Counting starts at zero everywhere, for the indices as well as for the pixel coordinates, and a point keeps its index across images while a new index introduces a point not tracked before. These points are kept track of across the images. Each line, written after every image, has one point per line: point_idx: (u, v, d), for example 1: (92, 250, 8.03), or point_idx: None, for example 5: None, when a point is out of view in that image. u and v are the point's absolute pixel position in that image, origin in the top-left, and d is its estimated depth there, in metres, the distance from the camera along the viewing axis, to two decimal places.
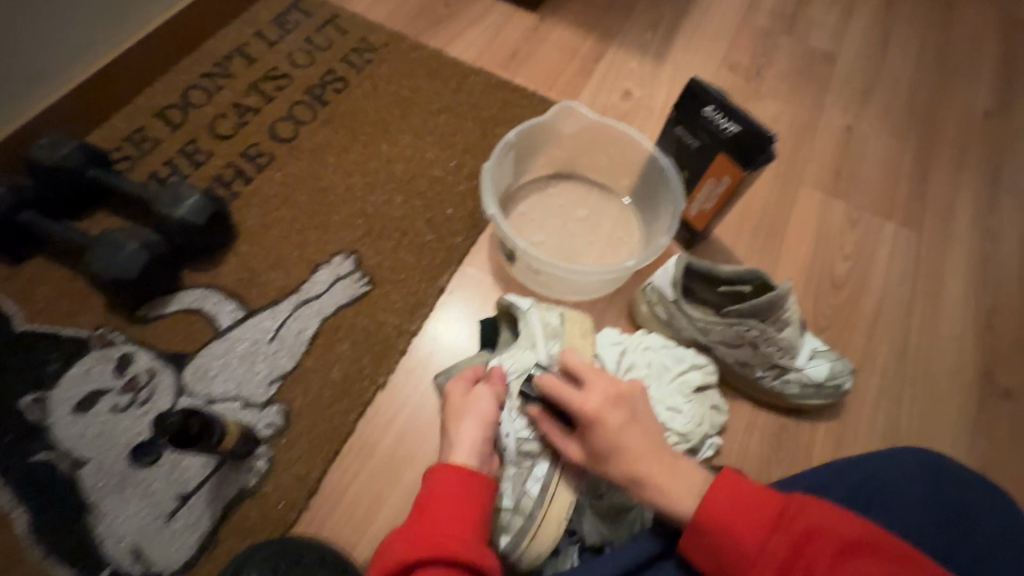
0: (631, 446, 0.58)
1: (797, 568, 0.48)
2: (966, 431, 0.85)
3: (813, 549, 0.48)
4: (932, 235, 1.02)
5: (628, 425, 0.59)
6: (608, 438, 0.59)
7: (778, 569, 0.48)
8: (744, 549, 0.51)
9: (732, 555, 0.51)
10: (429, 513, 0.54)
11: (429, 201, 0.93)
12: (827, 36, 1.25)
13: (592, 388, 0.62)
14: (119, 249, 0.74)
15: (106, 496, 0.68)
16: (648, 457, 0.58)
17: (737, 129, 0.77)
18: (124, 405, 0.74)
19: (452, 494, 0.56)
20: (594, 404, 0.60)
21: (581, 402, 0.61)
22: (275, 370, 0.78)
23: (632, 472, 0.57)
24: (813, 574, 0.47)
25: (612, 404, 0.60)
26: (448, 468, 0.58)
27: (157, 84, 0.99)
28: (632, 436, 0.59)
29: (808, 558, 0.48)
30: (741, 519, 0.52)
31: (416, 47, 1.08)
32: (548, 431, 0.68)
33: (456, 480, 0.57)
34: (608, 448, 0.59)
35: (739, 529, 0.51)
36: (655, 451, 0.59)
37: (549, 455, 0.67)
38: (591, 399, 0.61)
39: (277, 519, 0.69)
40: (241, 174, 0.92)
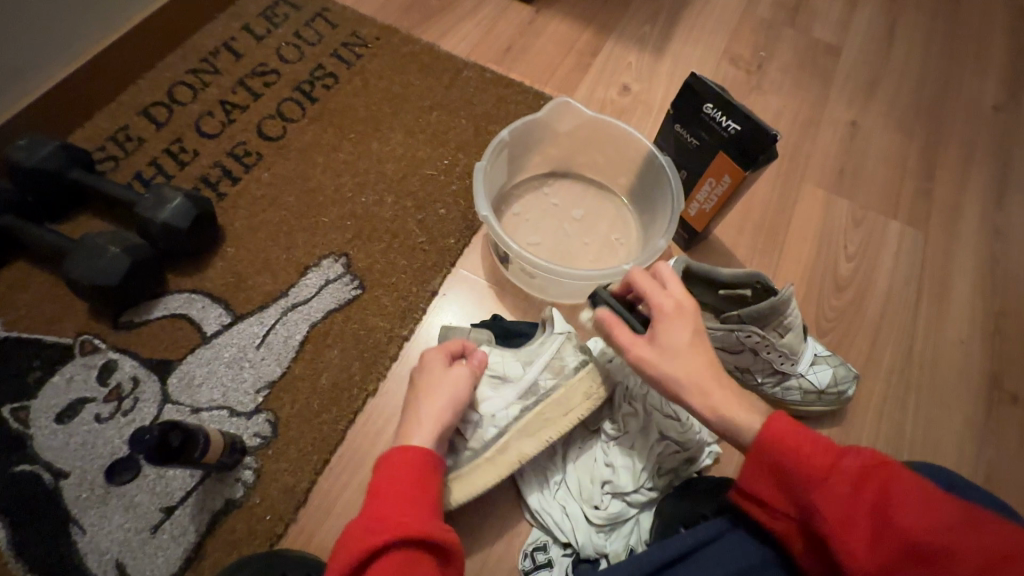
0: (709, 361, 0.56)
1: (870, 491, 0.46)
2: (971, 436, 0.83)
3: (889, 475, 0.46)
4: (938, 233, 0.99)
5: (705, 343, 0.57)
6: (689, 343, 0.56)
7: (851, 489, 0.46)
8: (811, 468, 0.48)
9: (795, 474, 0.49)
10: (387, 496, 0.53)
11: (421, 201, 0.91)
12: (832, 27, 1.21)
13: (676, 294, 0.60)
14: (100, 253, 0.72)
15: (88, 509, 0.67)
16: (723, 378, 0.56)
17: (738, 128, 0.74)
18: (108, 415, 0.72)
19: (409, 476, 0.54)
20: (679, 305, 0.59)
21: (665, 301, 0.58)
22: (262, 378, 0.76)
23: (713, 392, 0.54)
24: (889, 498, 0.45)
25: (694, 314, 0.58)
26: (407, 449, 0.56)
27: (141, 81, 0.96)
28: (709, 353, 0.57)
29: (884, 484, 0.46)
30: (810, 436, 0.50)
31: (408, 41, 1.05)
32: (477, 441, 0.67)
33: (415, 462, 0.56)
34: (687, 356, 0.56)
35: (807, 449, 0.49)
36: (723, 375, 0.56)
37: (460, 460, 0.67)
38: (677, 300, 0.59)
39: (265, 532, 0.67)
40: (227, 174, 0.90)
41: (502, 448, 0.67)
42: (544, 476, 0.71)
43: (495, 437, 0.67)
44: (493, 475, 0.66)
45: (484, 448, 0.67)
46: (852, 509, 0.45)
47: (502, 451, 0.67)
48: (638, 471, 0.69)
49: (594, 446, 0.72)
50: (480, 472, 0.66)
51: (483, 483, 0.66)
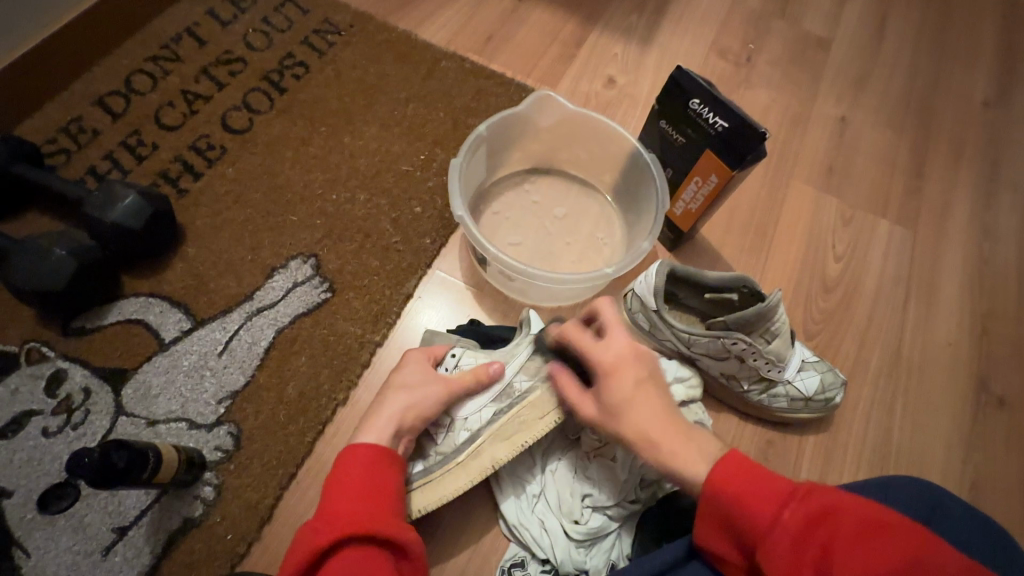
0: (644, 402, 0.56)
1: (814, 543, 0.43)
2: (958, 442, 0.81)
3: (835, 524, 0.43)
4: (927, 233, 0.97)
5: (644, 385, 0.58)
6: (624, 390, 0.57)
7: (793, 542, 0.43)
8: (756, 519, 0.46)
9: (743, 523, 0.47)
10: (341, 495, 0.51)
11: (396, 199, 0.86)
12: (822, 19, 1.18)
13: (612, 341, 0.61)
14: (43, 256, 0.67)
15: (34, 531, 0.63)
16: (661, 417, 0.56)
17: (725, 124, 0.70)
18: (56, 429, 0.67)
19: (364, 473, 0.53)
20: (614, 355, 0.60)
21: (599, 355, 0.60)
22: (224, 387, 0.71)
23: (645, 428, 0.55)
24: (832, 552, 0.42)
25: (632, 358, 0.59)
26: (358, 447, 0.55)
27: (96, 69, 0.90)
28: (646, 395, 0.57)
29: (829, 535, 0.43)
30: (755, 480, 0.48)
31: (383, 29, 1.00)
32: (448, 446, 0.65)
33: (369, 458, 0.54)
34: (621, 404, 0.57)
35: (752, 497, 0.47)
36: (669, 418, 0.56)
37: (428, 464, 0.64)
38: (614, 348, 0.60)
39: (225, 553, 0.64)
40: (189, 169, 0.85)
41: (475, 450, 0.64)
42: (522, 487, 0.68)
43: (467, 440, 0.64)
44: (465, 479, 0.63)
45: (455, 451, 0.64)
46: (795, 562, 0.43)
47: (476, 454, 0.64)
48: (620, 484, 0.66)
49: (574, 456, 0.69)
50: (450, 479, 0.63)
51: (454, 489, 0.62)
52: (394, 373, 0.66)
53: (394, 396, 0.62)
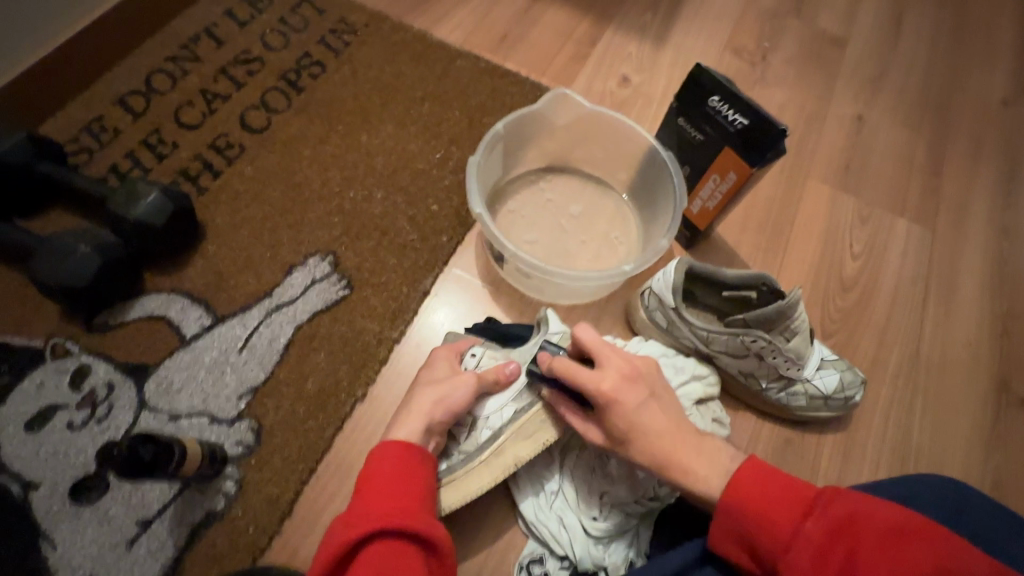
0: (651, 424, 0.56)
1: (836, 550, 0.45)
2: (978, 442, 0.81)
3: (854, 533, 0.45)
4: (946, 232, 0.96)
5: (645, 406, 0.56)
6: (626, 417, 0.56)
7: (815, 552, 0.46)
8: (775, 531, 0.49)
9: (762, 536, 0.49)
10: (373, 487, 0.52)
11: (413, 197, 0.87)
12: (837, 17, 1.18)
13: (606, 370, 0.57)
14: (69, 253, 0.68)
15: (59, 523, 0.63)
16: (670, 434, 0.56)
17: (745, 121, 0.71)
18: (80, 422, 0.68)
19: (397, 469, 0.54)
20: (611, 386, 0.56)
21: (596, 384, 0.56)
22: (245, 383, 0.72)
23: (656, 454, 0.55)
24: (854, 558, 0.44)
25: (628, 384, 0.57)
26: (394, 442, 0.56)
27: (117, 68, 0.91)
28: (650, 416, 0.56)
29: (850, 544, 0.45)
30: (771, 493, 0.50)
31: (399, 29, 1.01)
32: (471, 445, 0.65)
33: (402, 455, 0.55)
34: (626, 432, 0.56)
35: (769, 508, 0.50)
36: (677, 428, 0.57)
37: (451, 462, 0.64)
38: (607, 380, 0.57)
39: (247, 546, 0.64)
40: (208, 167, 0.86)
41: (497, 449, 0.64)
42: (540, 484, 0.68)
43: (489, 439, 0.65)
44: (488, 476, 0.63)
45: (478, 450, 0.64)
46: (819, 572, 0.45)
47: (499, 453, 0.64)
48: (638, 483, 0.65)
49: (592, 453, 0.69)
50: (474, 476, 0.63)
51: (478, 487, 0.63)
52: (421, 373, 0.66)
53: (421, 390, 0.64)
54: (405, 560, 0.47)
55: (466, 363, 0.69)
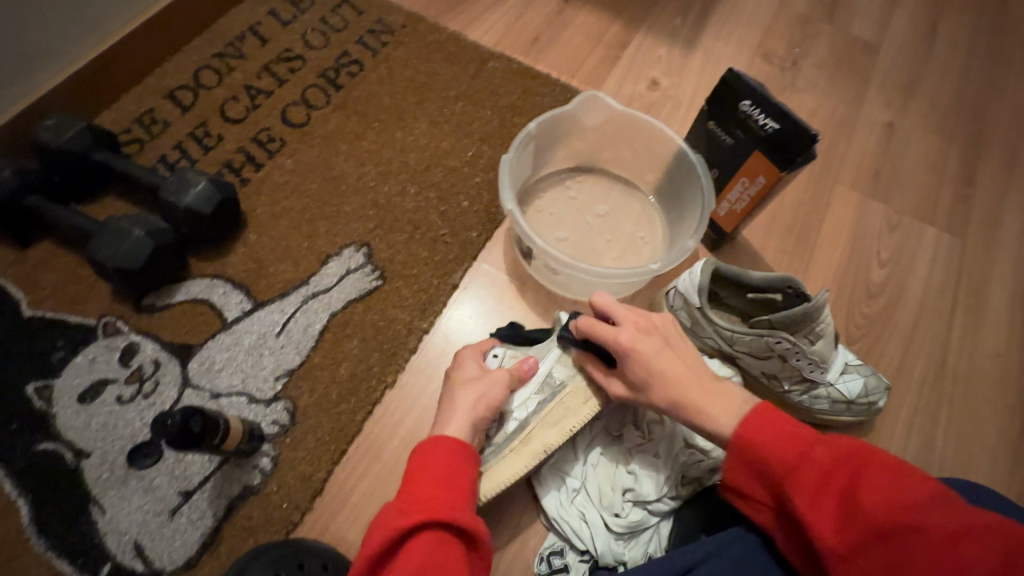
0: (666, 371, 0.58)
1: (840, 477, 0.46)
2: (1004, 453, 0.80)
3: (861, 465, 0.46)
4: (977, 242, 0.96)
5: (664, 353, 0.59)
6: (646, 365, 0.58)
7: (820, 480, 0.47)
8: (783, 462, 0.49)
9: (769, 467, 0.50)
10: (417, 482, 0.54)
11: (444, 193, 0.90)
12: (870, 24, 1.17)
13: (625, 322, 0.61)
14: (124, 237, 0.72)
15: (109, 489, 0.67)
16: (689, 379, 0.57)
17: (776, 125, 0.71)
18: (129, 397, 0.72)
19: (440, 464, 0.55)
20: (629, 338, 0.60)
21: (614, 337, 0.60)
22: (282, 365, 0.75)
23: (673, 396, 0.57)
24: (860, 487, 0.45)
25: (644, 336, 0.60)
26: (441, 439, 0.58)
27: (169, 64, 0.96)
28: (669, 363, 0.58)
29: (857, 475, 0.46)
30: (785, 430, 0.50)
31: (435, 30, 1.04)
32: (500, 436, 0.67)
33: (445, 451, 0.57)
34: (649, 379, 0.58)
35: (780, 444, 0.50)
36: (698, 378, 0.58)
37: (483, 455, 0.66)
38: (624, 332, 0.60)
39: (281, 520, 0.67)
40: (251, 159, 0.89)
41: (526, 437, 0.66)
42: (563, 480, 0.70)
43: (517, 429, 0.67)
44: (520, 463, 0.64)
45: (507, 441, 0.66)
46: (824, 496, 0.46)
47: (528, 439, 0.66)
48: (662, 480, 0.68)
49: (616, 452, 0.71)
50: (507, 463, 0.64)
51: (512, 472, 0.64)
52: (452, 371, 0.68)
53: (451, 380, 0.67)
54: (447, 554, 0.49)
55: (489, 364, 0.72)
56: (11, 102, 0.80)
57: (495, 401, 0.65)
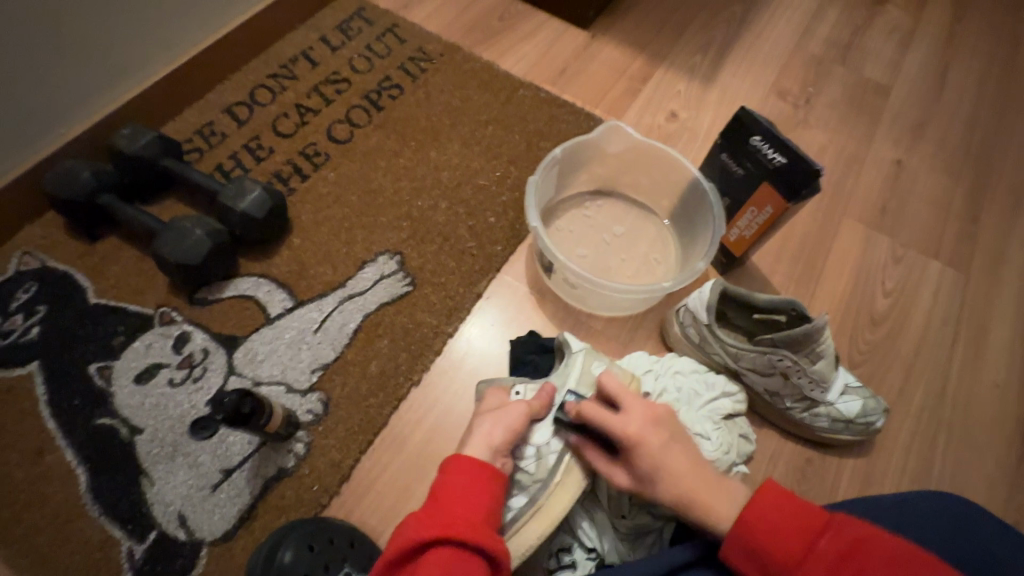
0: (673, 464, 0.60)
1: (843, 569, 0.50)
2: (1001, 481, 0.83)
3: (863, 554, 0.50)
4: (980, 277, 0.99)
5: (668, 447, 0.61)
6: (651, 457, 0.61)
7: (823, 570, 0.50)
8: (785, 552, 0.52)
9: (770, 555, 0.53)
10: (439, 498, 0.57)
11: (472, 208, 0.97)
12: (882, 67, 1.24)
13: (630, 413, 0.64)
14: (186, 236, 0.80)
15: (158, 464, 0.74)
16: (695, 475, 0.60)
17: (783, 160, 0.77)
18: (180, 380, 0.79)
19: (464, 483, 0.58)
20: (635, 427, 0.62)
21: (621, 426, 0.63)
22: (317, 360, 0.82)
23: (681, 492, 0.59)
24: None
25: (652, 427, 0.63)
26: (463, 457, 0.61)
27: (227, 82, 1.05)
28: (674, 456, 0.61)
29: (859, 564, 0.49)
30: (786, 519, 0.54)
31: (470, 59, 1.12)
32: (541, 471, 0.70)
33: (470, 471, 0.60)
34: (653, 472, 0.60)
35: (783, 533, 0.53)
36: (698, 472, 0.60)
37: (531, 493, 0.69)
38: (632, 422, 0.63)
39: (311, 501, 0.73)
40: (298, 171, 0.98)
41: (567, 467, 0.70)
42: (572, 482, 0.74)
43: (557, 461, 0.70)
44: (568, 496, 0.68)
45: (550, 475, 0.70)
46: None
47: (569, 469, 0.70)
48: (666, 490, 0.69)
49: None
50: (556, 499, 0.68)
51: (562, 506, 0.68)
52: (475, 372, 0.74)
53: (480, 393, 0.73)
54: (461, 566, 0.52)
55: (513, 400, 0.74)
56: (92, 112, 0.90)
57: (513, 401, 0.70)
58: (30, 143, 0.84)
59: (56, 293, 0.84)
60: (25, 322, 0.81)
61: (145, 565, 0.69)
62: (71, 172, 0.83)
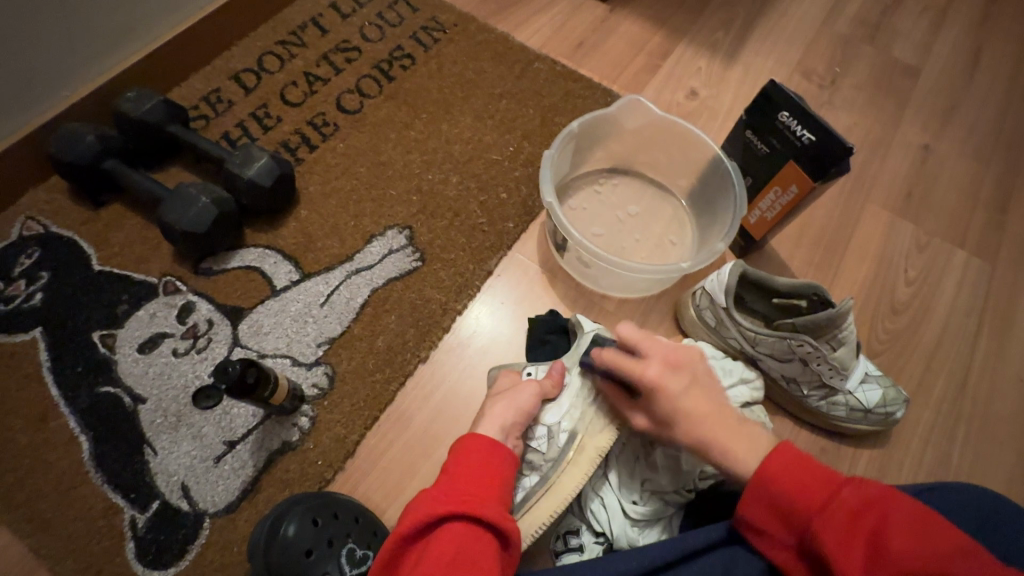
0: (693, 407, 0.59)
1: (868, 522, 0.49)
2: (1021, 476, 0.81)
3: (889, 506, 0.49)
4: (1007, 268, 0.96)
5: (690, 391, 0.60)
6: (672, 401, 0.59)
7: (848, 522, 0.49)
8: (807, 503, 0.51)
9: (795, 510, 0.51)
10: (451, 475, 0.56)
11: (484, 184, 0.94)
12: (912, 47, 1.19)
13: (651, 358, 0.62)
14: (192, 203, 0.78)
15: (161, 433, 0.73)
16: (713, 416, 0.58)
17: (812, 138, 0.74)
18: (183, 350, 0.78)
19: (478, 461, 0.57)
20: (656, 372, 0.61)
21: (641, 370, 0.61)
22: (323, 334, 0.80)
23: (697, 433, 0.58)
24: (887, 529, 0.48)
25: (671, 371, 0.61)
26: (477, 436, 0.60)
27: (235, 48, 1.01)
28: (694, 400, 0.59)
29: (884, 515, 0.49)
30: (811, 473, 0.52)
31: (484, 30, 1.08)
32: (553, 451, 0.69)
33: (483, 449, 0.59)
34: (675, 416, 0.59)
35: (804, 484, 0.52)
36: (721, 415, 0.59)
37: (543, 473, 0.68)
38: (653, 367, 0.61)
39: (315, 475, 0.72)
40: (306, 141, 0.95)
41: (578, 447, 0.68)
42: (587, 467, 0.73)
43: (568, 440, 0.69)
44: (579, 473, 0.67)
45: (562, 453, 0.68)
46: (851, 536, 0.49)
47: (581, 449, 0.68)
48: (680, 474, 0.68)
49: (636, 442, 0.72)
50: (568, 475, 0.66)
51: (575, 484, 0.66)
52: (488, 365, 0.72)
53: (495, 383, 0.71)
54: (475, 544, 0.51)
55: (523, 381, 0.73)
56: (96, 75, 0.87)
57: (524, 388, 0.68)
58: (33, 104, 0.82)
59: (59, 260, 0.82)
60: (28, 287, 0.80)
61: (147, 535, 0.68)
62: (74, 135, 0.81)
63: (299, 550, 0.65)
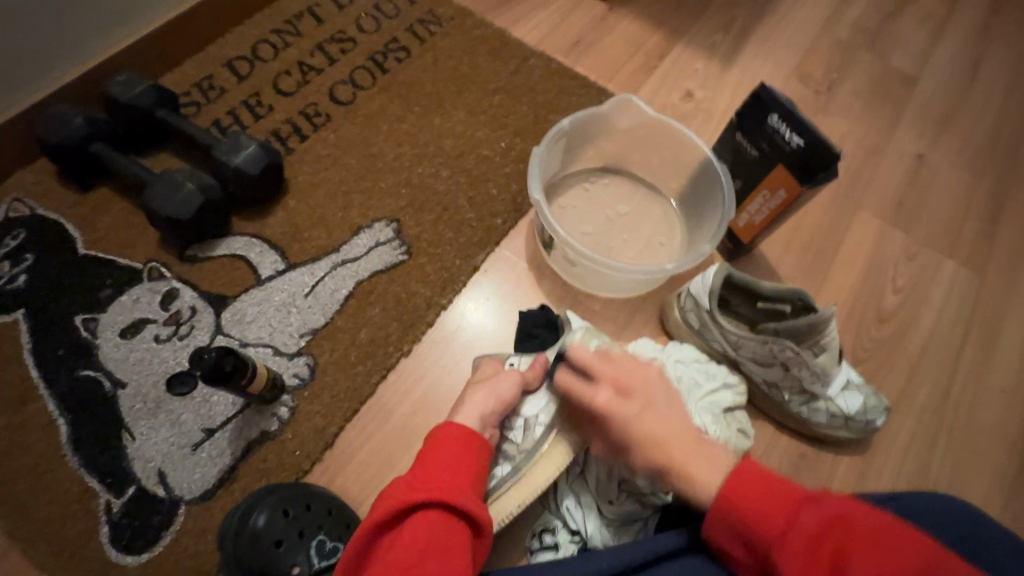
0: (647, 432, 0.58)
1: (829, 543, 0.46)
2: (999, 488, 0.81)
3: (851, 525, 0.46)
4: (995, 280, 0.96)
5: (643, 415, 0.60)
6: (625, 426, 0.60)
7: (808, 544, 0.47)
8: (765, 524, 0.49)
9: (754, 532, 0.50)
10: (426, 463, 0.56)
11: (474, 179, 0.94)
12: (911, 56, 1.18)
13: (602, 382, 0.63)
14: (178, 189, 0.77)
15: (139, 419, 0.73)
16: (668, 439, 0.58)
17: (801, 142, 0.73)
18: (166, 336, 0.78)
19: (452, 451, 0.57)
20: (606, 401, 0.61)
21: (591, 398, 0.62)
22: (307, 324, 0.80)
23: (652, 459, 0.58)
24: (849, 550, 0.45)
25: (622, 396, 0.61)
26: (452, 426, 0.59)
27: (229, 35, 1.01)
28: (648, 423, 0.59)
29: (846, 536, 0.46)
30: (768, 493, 0.51)
31: (481, 25, 1.08)
32: (528, 442, 0.69)
33: (458, 439, 0.58)
34: (631, 441, 0.59)
35: (760, 505, 0.50)
36: (679, 438, 0.58)
37: (515, 464, 0.68)
38: (602, 395, 0.62)
39: (292, 466, 0.72)
40: (297, 131, 0.95)
41: (553, 439, 0.68)
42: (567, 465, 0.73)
43: (544, 433, 0.69)
44: (552, 467, 0.67)
45: (536, 446, 0.68)
46: (812, 559, 0.46)
47: (556, 442, 0.68)
48: None
49: None
50: (540, 468, 0.67)
51: (544, 477, 0.66)
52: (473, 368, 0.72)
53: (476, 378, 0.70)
54: (446, 532, 0.51)
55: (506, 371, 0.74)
56: (86, 57, 0.86)
57: (504, 386, 0.67)
58: (21, 85, 0.81)
59: (44, 242, 0.82)
60: (11, 269, 0.80)
61: (122, 520, 0.68)
62: (62, 117, 0.81)
63: (269, 540, 0.66)
